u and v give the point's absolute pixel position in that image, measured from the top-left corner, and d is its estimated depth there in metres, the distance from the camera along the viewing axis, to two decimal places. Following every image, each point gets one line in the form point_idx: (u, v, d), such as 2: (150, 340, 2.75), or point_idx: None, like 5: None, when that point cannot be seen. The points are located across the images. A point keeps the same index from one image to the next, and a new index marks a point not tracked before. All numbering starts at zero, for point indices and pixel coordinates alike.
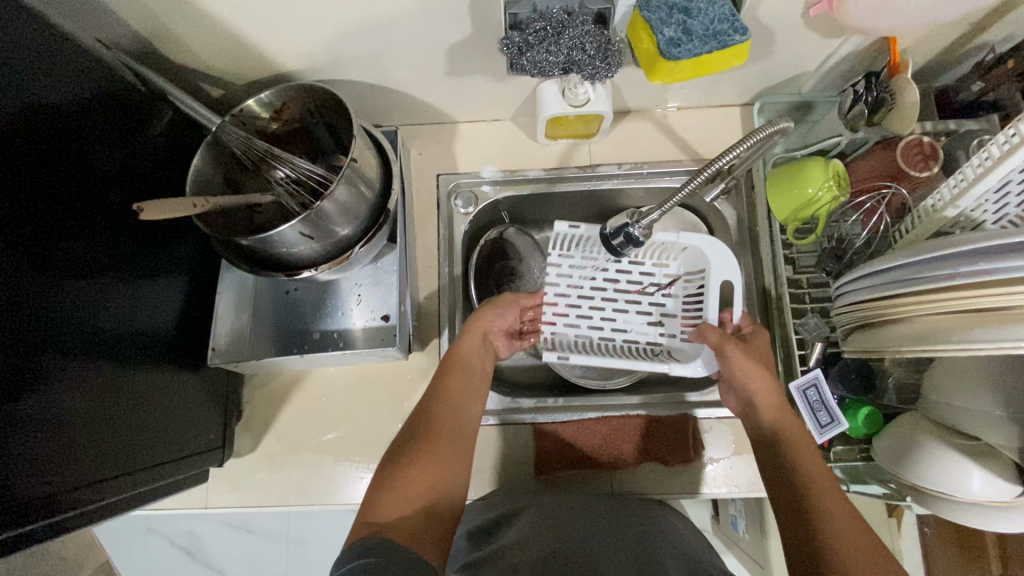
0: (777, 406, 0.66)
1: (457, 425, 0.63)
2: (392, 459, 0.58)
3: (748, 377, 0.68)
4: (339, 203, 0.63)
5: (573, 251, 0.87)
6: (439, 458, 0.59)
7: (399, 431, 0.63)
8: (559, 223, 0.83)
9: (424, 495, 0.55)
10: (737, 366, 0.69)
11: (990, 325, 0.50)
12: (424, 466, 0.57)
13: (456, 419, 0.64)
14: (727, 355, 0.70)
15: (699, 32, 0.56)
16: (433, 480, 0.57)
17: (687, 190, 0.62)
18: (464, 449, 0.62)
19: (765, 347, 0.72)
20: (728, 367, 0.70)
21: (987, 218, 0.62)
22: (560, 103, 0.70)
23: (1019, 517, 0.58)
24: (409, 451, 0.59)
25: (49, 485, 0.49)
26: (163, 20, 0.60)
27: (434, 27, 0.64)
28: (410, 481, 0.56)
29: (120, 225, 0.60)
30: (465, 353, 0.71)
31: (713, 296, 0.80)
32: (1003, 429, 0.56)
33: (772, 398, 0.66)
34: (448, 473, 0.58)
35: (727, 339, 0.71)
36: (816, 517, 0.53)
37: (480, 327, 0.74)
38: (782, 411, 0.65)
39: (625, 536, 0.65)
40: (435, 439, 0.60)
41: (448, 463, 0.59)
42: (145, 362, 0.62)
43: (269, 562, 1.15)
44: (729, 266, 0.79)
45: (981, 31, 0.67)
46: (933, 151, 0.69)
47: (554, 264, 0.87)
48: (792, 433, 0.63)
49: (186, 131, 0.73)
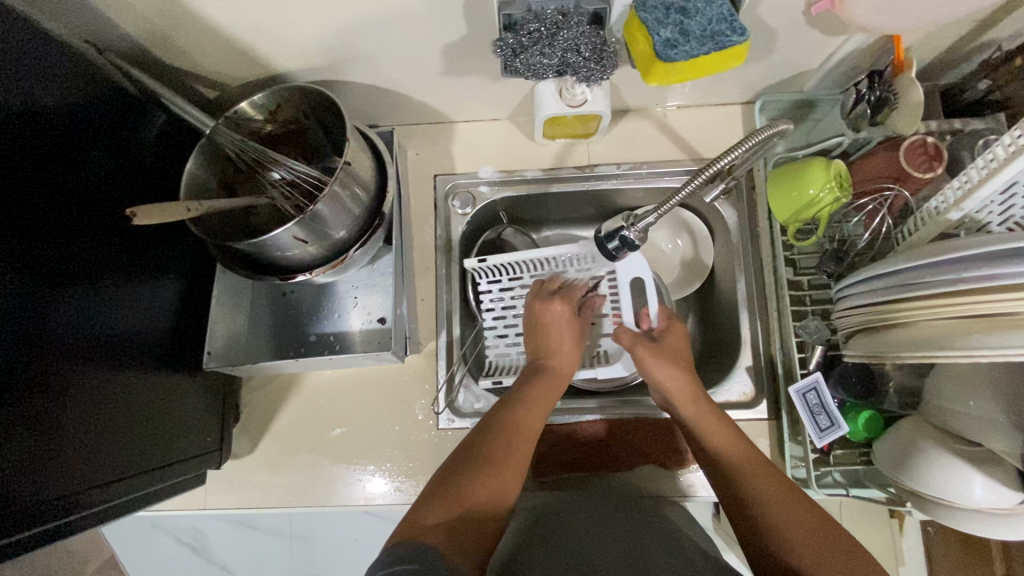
0: (688, 399, 0.69)
1: (524, 452, 0.62)
2: (451, 472, 0.58)
3: (660, 379, 0.71)
4: (332, 205, 0.62)
5: (500, 276, 0.85)
6: (500, 475, 0.59)
7: (461, 445, 0.62)
8: (469, 260, 0.80)
9: (479, 512, 0.55)
10: (649, 368, 0.72)
11: (994, 332, 0.49)
12: (480, 480, 0.57)
13: (525, 446, 0.63)
14: (638, 357, 0.73)
15: (696, 33, 0.55)
16: (486, 499, 0.56)
17: (686, 191, 0.60)
18: (521, 475, 0.61)
19: (676, 344, 0.76)
20: (644, 369, 0.73)
21: (993, 220, 0.60)
22: (557, 103, 0.69)
23: (1018, 523, 0.57)
24: (468, 464, 0.59)
25: (45, 491, 0.49)
26: (156, 23, 0.60)
27: (429, 28, 0.63)
28: (465, 496, 0.55)
29: (116, 227, 0.60)
30: (542, 389, 0.70)
31: (626, 296, 0.80)
32: (1002, 434, 0.55)
33: (684, 392, 0.70)
34: (501, 493, 0.58)
35: (638, 340, 0.75)
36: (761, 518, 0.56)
37: (563, 373, 0.74)
38: (698, 405, 0.69)
39: (622, 535, 0.64)
40: (499, 460, 0.60)
41: (505, 484, 0.59)
42: (140, 368, 0.61)
43: (271, 556, 1.16)
44: (639, 265, 0.79)
45: (987, 29, 0.66)
46: (938, 152, 0.67)
47: (509, 288, 0.85)
48: (709, 429, 0.66)
49: (180, 134, 0.73)
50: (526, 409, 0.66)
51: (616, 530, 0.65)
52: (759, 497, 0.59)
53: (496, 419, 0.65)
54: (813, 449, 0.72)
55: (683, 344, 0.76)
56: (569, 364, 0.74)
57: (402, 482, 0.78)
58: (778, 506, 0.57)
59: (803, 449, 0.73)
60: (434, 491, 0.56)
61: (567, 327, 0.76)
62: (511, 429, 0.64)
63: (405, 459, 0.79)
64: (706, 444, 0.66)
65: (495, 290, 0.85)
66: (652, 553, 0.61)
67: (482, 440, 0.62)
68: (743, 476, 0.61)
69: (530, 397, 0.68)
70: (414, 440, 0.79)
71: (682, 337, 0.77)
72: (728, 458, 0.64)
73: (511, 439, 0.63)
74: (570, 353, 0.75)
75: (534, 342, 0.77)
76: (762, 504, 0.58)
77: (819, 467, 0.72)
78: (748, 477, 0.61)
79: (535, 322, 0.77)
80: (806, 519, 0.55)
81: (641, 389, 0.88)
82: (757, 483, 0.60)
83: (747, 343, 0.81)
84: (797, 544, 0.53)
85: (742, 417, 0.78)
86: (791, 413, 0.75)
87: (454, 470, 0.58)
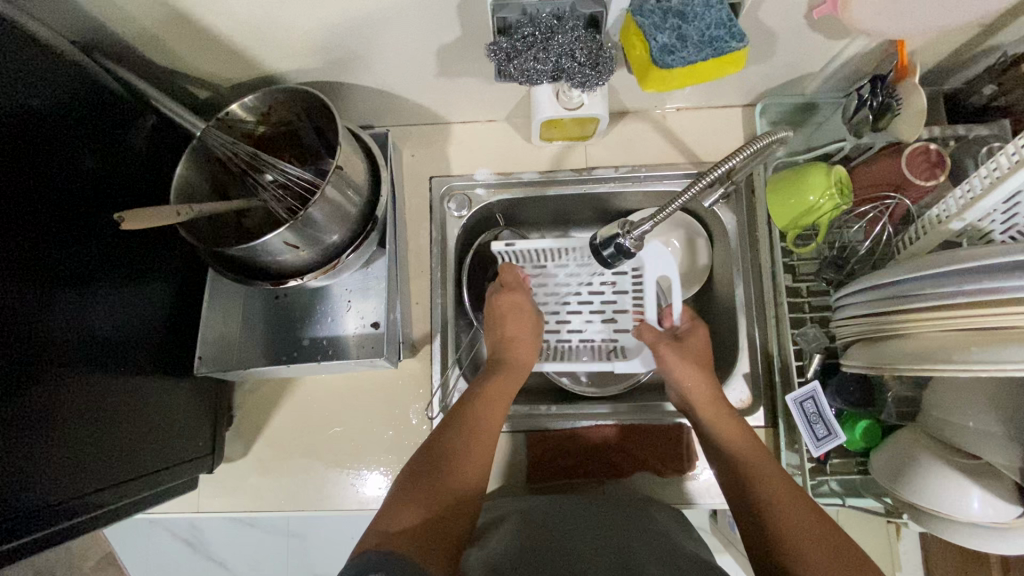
0: (711, 403, 0.70)
1: (484, 449, 0.62)
2: (415, 472, 0.58)
3: (681, 378, 0.72)
4: (325, 210, 0.61)
5: (525, 262, 0.87)
6: (464, 474, 0.59)
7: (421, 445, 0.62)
8: (495, 242, 0.81)
9: (446, 514, 0.55)
10: (670, 366, 0.72)
11: (992, 345, 0.48)
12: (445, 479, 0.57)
13: (488, 442, 0.63)
14: (661, 355, 0.73)
15: (694, 39, 0.54)
16: (451, 498, 0.56)
17: (684, 197, 0.59)
18: (484, 472, 0.61)
19: (699, 345, 0.75)
20: (665, 366, 0.73)
21: (995, 228, 0.59)
22: (553, 106, 0.68)
23: (1017, 537, 0.57)
24: (432, 462, 0.59)
25: (35, 499, 0.49)
26: (144, 24, 0.59)
27: (422, 29, 0.62)
28: (430, 497, 0.55)
29: (105, 231, 0.59)
30: (499, 382, 0.70)
31: (652, 290, 0.79)
32: (1000, 448, 0.55)
33: (706, 395, 0.70)
34: (465, 491, 0.58)
35: (661, 339, 0.75)
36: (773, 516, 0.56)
37: (517, 366, 0.73)
38: (717, 408, 0.69)
39: (616, 540, 0.64)
40: (463, 456, 0.60)
41: (469, 482, 0.59)
42: (132, 372, 0.61)
43: (269, 553, 1.16)
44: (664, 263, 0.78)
45: (993, 33, 0.64)
46: (940, 159, 0.65)
47: (549, 274, 0.88)
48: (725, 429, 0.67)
49: (171, 136, 0.72)
50: (484, 401, 0.66)
51: (611, 536, 0.65)
52: (767, 498, 0.58)
53: (454, 416, 0.65)
54: (809, 458, 0.72)
55: (706, 346, 0.76)
56: (525, 354, 0.75)
57: None
58: (784, 508, 0.56)
59: (799, 457, 0.72)
60: (403, 490, 0.56)
61: (517, 317, 0.77)
62: (470, 427, 0.63)
63: (399, 463, 0.78)
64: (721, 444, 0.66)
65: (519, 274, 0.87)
66: (643, 557, 0.61)
67: (446, 437, 0.62)
68: (755, 479, 0.61)
69: (488, 390, 0.68)
70: (408, 445, 0.79)
71: (703, 336, 0.76)
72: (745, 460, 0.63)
73: (472, 435, 0.62)
74: (524, 344, 0.75)
75: (492, 338, 0.76)
76: (771, 506, 0.57)
77: (815, 476, 0.72)
78: (756, 479, 0.60)
79: (490, 315, 0.78)
80: (810, 526, 0.54)
81: (638, 394, 0.87)
82: (767, 484, 0.59)
83: (744, 348, 0.80)
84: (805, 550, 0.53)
85: None
86: (788, 421, 0.75)
87: (419, 470, 0.58)
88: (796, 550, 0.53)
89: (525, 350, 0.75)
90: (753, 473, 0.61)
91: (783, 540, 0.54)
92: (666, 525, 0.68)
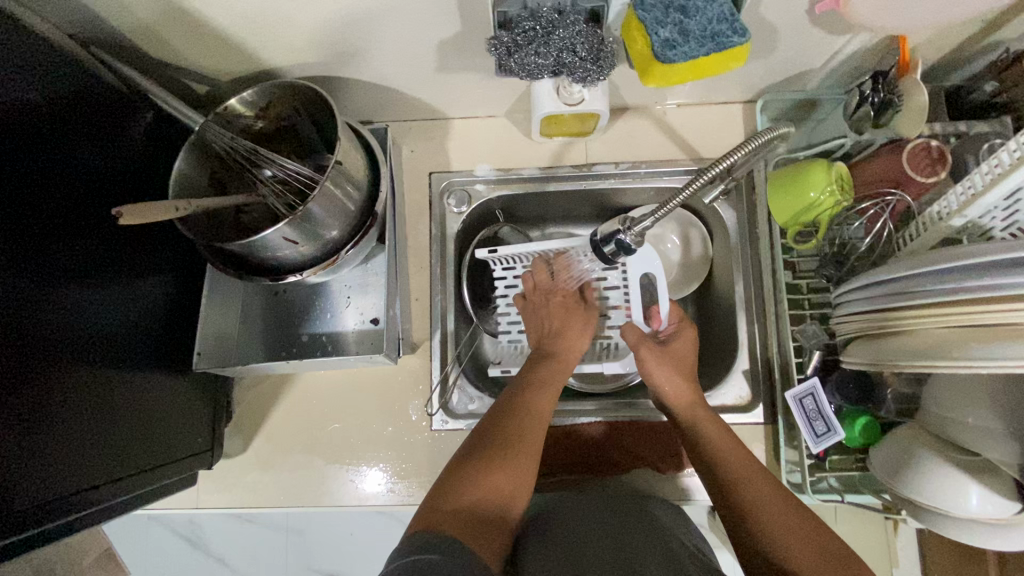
0: (688, 405, 0.70)
1: (538, 435, 0.62)
2: (464, 459, 0.58)
3: (659, 382, 0.72)
4: (326, 204, 0.61)
5: (515, 265, 0.85)
6: (516, 461, 0.58)
7: (471, 433, 0.62)
8: (479, 251, 0.79)
9: (493, 501, 0.54)
10: (650, 369, 0.73)
11: (993, 341, 0.48)
12: (499, 468, 0.56)
13: (540, 430, 0.62)
14: (641, 356, 0.74)
15: (696, 33, 0.54)
16: (500, 487, 0.55)
17: (686, 193, 0.59)
18: (537, 459, 0.60)
19: (683, 349, 0.75)
20: (645, 370, 0.73)
21: (996, 226, 0.59)
22: (554, 102, 0.67)
23: (1014, 534, 0.57)
24: (483, 451, 0.58)
25: (37, 494, 0.49)
26: (142, 17, 0.58)
27: (423, 24, 0.62)
28: (482, 484, 0.55)
29: (104, 225, 0.59)
30: (548, 373, 0.70)
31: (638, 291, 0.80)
32: (1001, 444, 0.55)
33: (682, 397, 0.70)
34: (519, 481, 0.57)
35: (644, 340, 0.75)
36: (764, 517, 0.56)
37: (569, 357, 0.74)
38: (694, 411, 0.69)
39: (616, 536, 0.64)
40: (515, 443, 0.59)
41: (524, 473, 0.58)
42: (133, 369, 0.61)
43: (269, 551, 1.15)
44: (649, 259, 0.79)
45: (996, 29, 0.64)
46: (942, 156, 0.65)
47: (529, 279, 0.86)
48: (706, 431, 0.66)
49: (170, 131, 0.71)
50: (534, 391, 0.66)
51: (611, 530, 0.65)
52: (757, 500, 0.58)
53: (507, 405, 0.64)
54: (809, 454, 0.72)
55: (691, 347, 0.76)
56: (576, 345, 0.75)
57: (396, 483, 0.77)
58: (773, 511, 0.56)
59: (798, 454, 0.72)
60: (451, 477, 0.56)
61: (568, 314, 0.78)
62: (522, 414, 0.63)
63: (398, 460, 0.78)
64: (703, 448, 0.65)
65: (510, 277, 0.86)
66: (643, 554, 0.61)
67: (497, 426, 0.61)
68: (735, 480, 0.60)
69: (536, 379, 0.68)
70: (407, 440, 0.79)
71: (690, 338, 0.76)
72: (723, 461, 0.62)
73: (522, 424, 0.62)
74: (575, 342, 0.75)
75: (540, 331, 0.78)
76: (759, 508, 0.57)
77: (815, 472, 0.72)
78: (740, 479, 0.60)
79: (539, 310, 0.79)
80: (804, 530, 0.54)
81: (639, 391, 0.87)
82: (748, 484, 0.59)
83: (744, 345, 0.80)
84: (793, 546, 0.53)
85: (737, 420, 0.78)
86: (787, 418, 0.75)
87: (468, 457, 0.58)
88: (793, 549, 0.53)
89: (577, 339, 0.76)
90: (731, 474, 0.61)
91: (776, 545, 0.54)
92: (666, 521, 0.68)
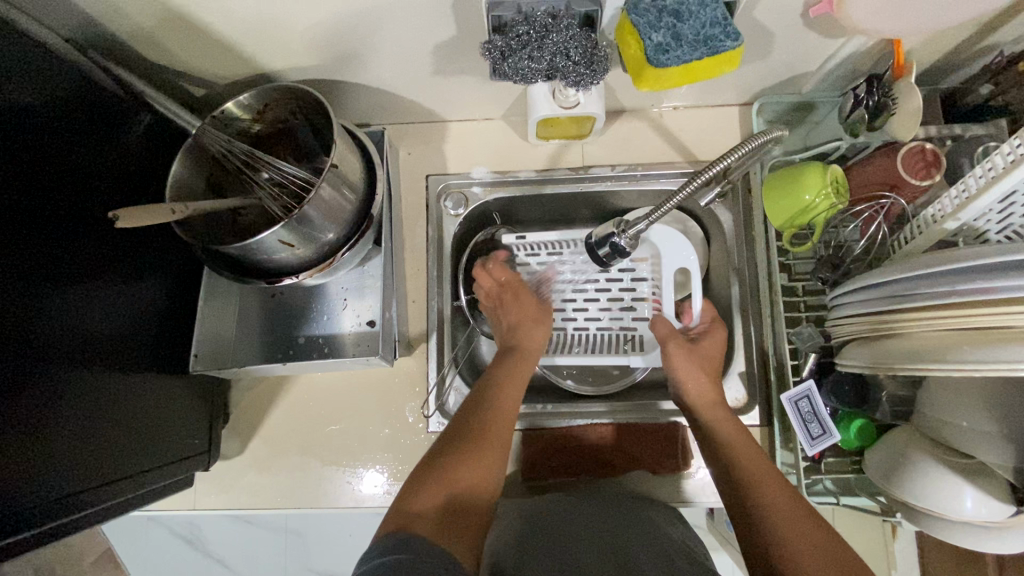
0: (711, 405, 0.70)
1: (503, 431, 0.62)
2: (432, 459, 0.58)
3: (683, 378, 0.73)
4: (321, 206, 0.61)
5: (539, 251, 0.88)
6: (482, 457, 0.58)
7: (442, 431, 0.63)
8: (505, 236, 0.86)
9: (463, 496, 0.55)
10: (676, 364, 0.74)
11: (984, 344, 0.48)
12: (468, 464, 0.57)
13: (505, 425, 0.63)
14: (668, 351, 0.75)
15: (689, 37, 0.54)
16: (470, 483, 0.56)
17: (681, 194, 0.59)
18: (504, 453, 0.61)
19: (714, 347, 0.76)
20: (670, 364, 0.74)
21: (991, 228, 0.59)
22: (550, 105, 0.67)
23: (1007, 536, 0.57)
24: (451, 448, 0.59)
25: (34, 496, 0.49)
26: (137, 22, 0.58)
27: (418, 27, 0.62)
28: (449, 481, 0.55)
29: (101, 228, 0.59)
30: (512, 369, 0.71)
31: (667, 285, 0.82)
32: (996, 448, 0.55)
33: (706, 397, 0.71)
34: (486, 474, 0.58)
35: (674, 335, 0.76)
36: (770, 520, 0.56)
37: (530, 350, 0.75)
38: (716, 412, 0.69)
39: (612, 539, 0.64)
40: (482, 439, 0.60)
41: (489, 467, 0.58)
42: (130, 371, 0.61)
43: (268, 552, 1.16)
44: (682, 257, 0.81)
45: (991, 32, 0.64)
46: (936, 159, 0.65)
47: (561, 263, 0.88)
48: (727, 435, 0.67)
49: (166, 135, 0.72)
50: (499, 387, 0.67)
51: (606, 533, 0.65)
52: (769, 503, 0.58)
53: (471, 404, 0.65)
54: (804, 457, 0.72)
55: (720, 348, 0.76)
56: (537, 339, 0.76)
57: (393, 485, 0.78)
58: (783, 515, 0.56)
59: (794, 455, 0.73)
60: (419, 476, 0.56)
61: (521, 304, 0.80)
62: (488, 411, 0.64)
63: (395, 461, 0.78)
64: (720, 448, 0.66)
65: (543, 255, 0.88)
66: (638, 557, 0.60)
67: (465, 423, 0.62)
68: (751, 482, 0.61)
69: (502, 375, 0.69)
70: (403, 442, 0.79)
71: (720, 338, 0.76)
72: (738, 465, 0.63)
73: (487, 420, 0.63)
74: (536, 335, 0.77)
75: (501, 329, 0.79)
76: (768, 511, 0.57)
77: (810, 475, 0.72)
78: (756, 483, 0.60)
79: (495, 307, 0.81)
80: (804, 526, 0.55)
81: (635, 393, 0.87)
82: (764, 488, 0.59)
83: (740, 347, 0.80)
84: (795, 546, 0.53)
85: None
86: (783, 420, 0.75)
87: (436, 456, 0.58)
88: (796, 550, 0.53)
89: (536, 331, 0.77)
90: (745, 475, 0.62)
91: (781, 547, 0.54)
92: (661, 523, 0.68)
